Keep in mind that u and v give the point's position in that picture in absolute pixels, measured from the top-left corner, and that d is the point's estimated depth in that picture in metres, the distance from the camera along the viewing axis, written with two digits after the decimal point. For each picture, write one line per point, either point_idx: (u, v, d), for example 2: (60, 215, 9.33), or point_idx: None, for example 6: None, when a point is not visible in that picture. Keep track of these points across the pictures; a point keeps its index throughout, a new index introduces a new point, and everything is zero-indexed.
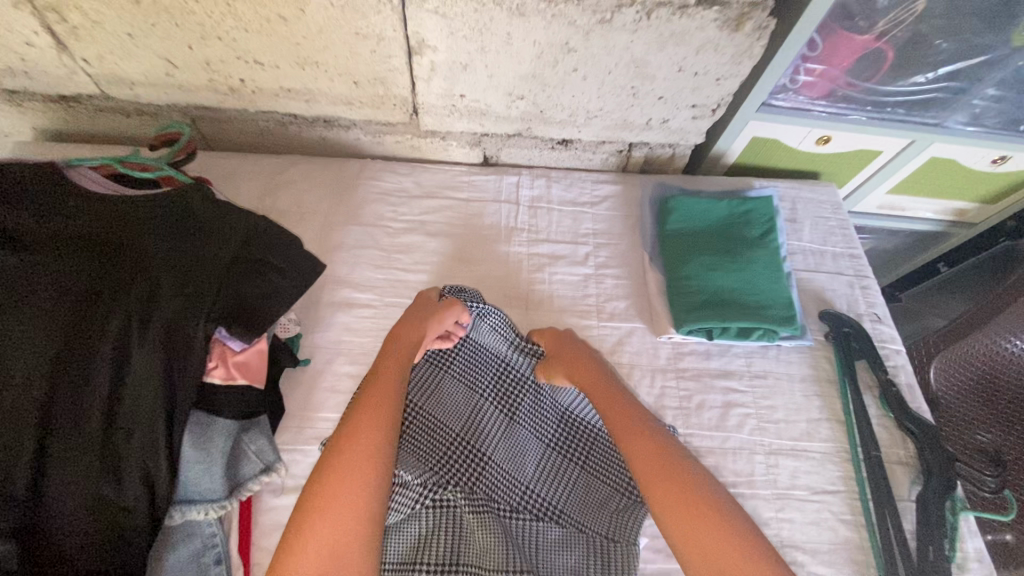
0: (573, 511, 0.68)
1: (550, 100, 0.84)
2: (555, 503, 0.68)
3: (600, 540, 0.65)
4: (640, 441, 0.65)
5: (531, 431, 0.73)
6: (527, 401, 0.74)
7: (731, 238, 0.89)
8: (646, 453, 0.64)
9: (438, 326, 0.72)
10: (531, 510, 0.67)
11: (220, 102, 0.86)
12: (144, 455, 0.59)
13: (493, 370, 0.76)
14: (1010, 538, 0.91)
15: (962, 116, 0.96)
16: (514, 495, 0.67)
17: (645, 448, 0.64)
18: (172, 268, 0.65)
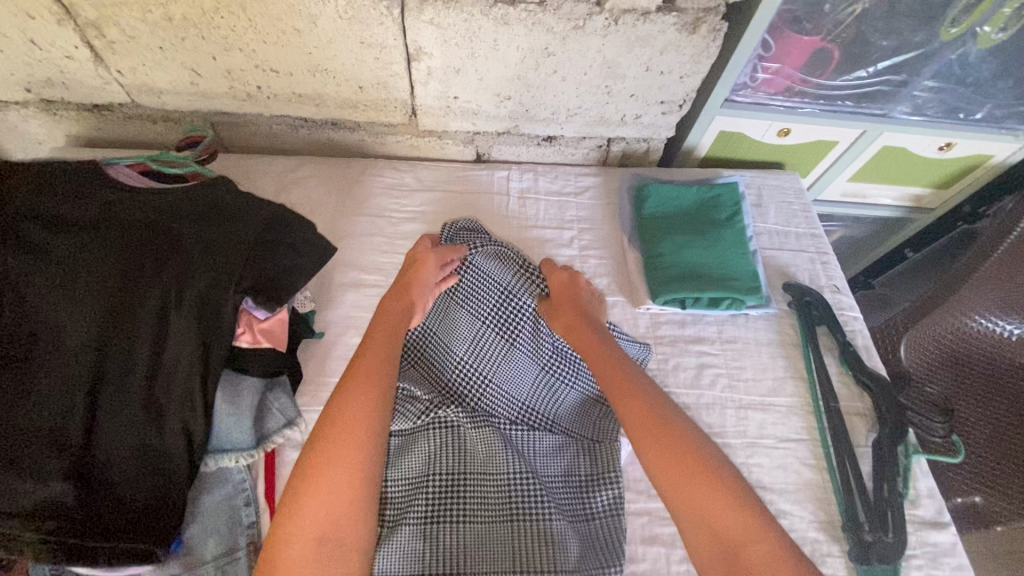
0: (562, 420, 0.82)
1: (534, 99, 0.95)
2: (546, 414, 0.82)
3: (585, 441, 0.79)
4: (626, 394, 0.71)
5: (525, 355, 0.83)
6: (524, 330, 0.84)
7: (701, 220, 0.98)
8: (631, 405, 0.69)
9: (432, 271, 0.83)
10: (526, 422, 0.80)
11: (239, 107, 0.96)
12: (182, 408, 0.67)
13: (493, 300, 0.86)
14: (978, 499, 0.96)
15: (906, 107, 1.07)
16: (512, 410, 0.80)
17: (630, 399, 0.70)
18: (203, 247, 0.74)
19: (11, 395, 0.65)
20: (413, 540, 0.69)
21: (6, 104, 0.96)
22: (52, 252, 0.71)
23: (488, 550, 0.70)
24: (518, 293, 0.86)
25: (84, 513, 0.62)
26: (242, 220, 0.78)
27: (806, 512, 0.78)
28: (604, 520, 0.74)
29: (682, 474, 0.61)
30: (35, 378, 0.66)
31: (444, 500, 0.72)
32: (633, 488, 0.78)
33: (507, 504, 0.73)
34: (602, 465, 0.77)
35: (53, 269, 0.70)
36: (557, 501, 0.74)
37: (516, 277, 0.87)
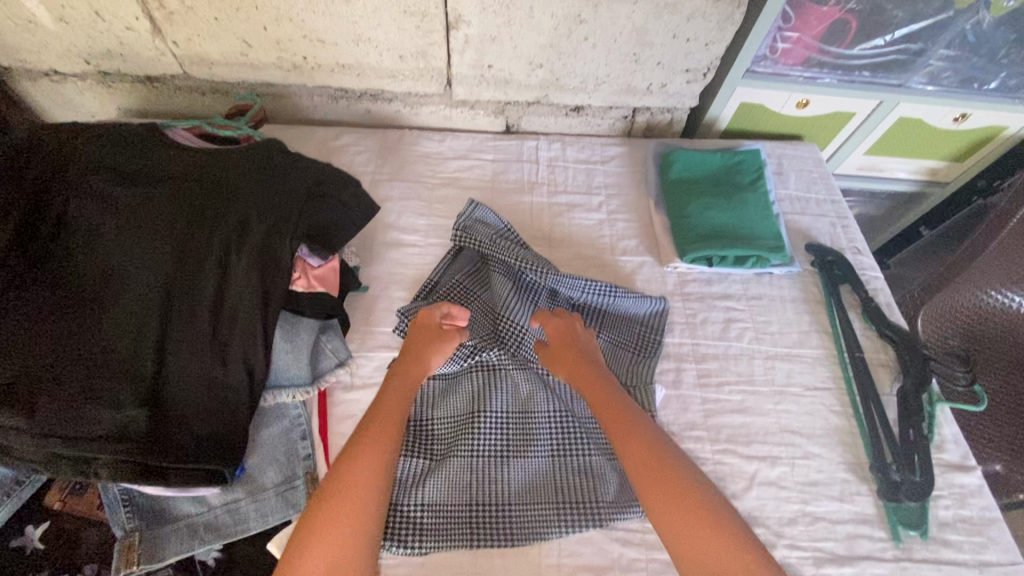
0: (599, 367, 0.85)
1: (565, 68, 0.99)
2: None
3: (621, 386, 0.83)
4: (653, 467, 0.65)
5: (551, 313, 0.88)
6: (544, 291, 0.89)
7: (724, 183, 1.02)
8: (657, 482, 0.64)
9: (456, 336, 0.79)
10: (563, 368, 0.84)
11: (284, 78, 1.02)
12: (245, 344, 0.72)
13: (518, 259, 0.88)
14: (1000, 468, 0.97)
15: (922, 76, 1.10)
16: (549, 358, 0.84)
17: (656, 475, 0.65)
18: (259, 200, 0.79)
19: (87, 330, 0.69)
20: (462, 475, 0.74)
21: (65, 77, 1.02)
22: (123, 204, 0.77)
23: (533, 486, 0.74)
24: (534, 260, 0.88)
25: (156, 437, 0.66)
26: (294, 175, 0.83)
27: (835, 455, 0.81)
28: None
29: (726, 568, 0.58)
30: (109, 317, 0.71)
31: (490, 438, 0.76)
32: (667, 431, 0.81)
33: (549, 442, 0.77)
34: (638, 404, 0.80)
35: (124, 219, 0.76)
36: (595, 439, 0.78)
37: (526, 251, 0.90)
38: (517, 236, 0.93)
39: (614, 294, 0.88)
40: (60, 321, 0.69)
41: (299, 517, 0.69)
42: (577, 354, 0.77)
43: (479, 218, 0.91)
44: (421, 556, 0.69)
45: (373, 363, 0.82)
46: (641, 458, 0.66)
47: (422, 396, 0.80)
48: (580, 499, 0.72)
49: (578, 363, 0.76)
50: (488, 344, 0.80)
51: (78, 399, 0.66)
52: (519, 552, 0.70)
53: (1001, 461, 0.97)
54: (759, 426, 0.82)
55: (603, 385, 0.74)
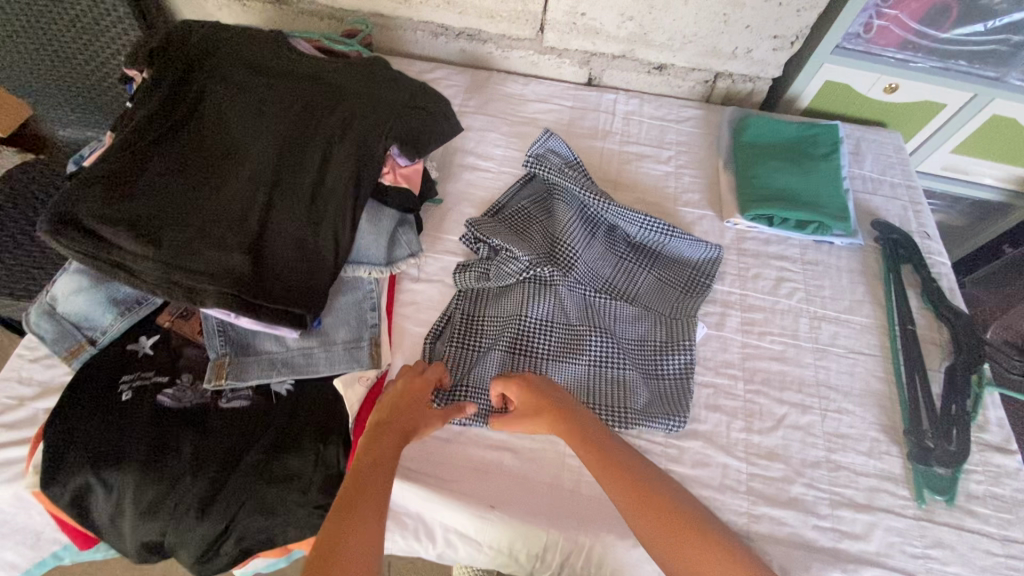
0: (644, 299, 0.90)
1: (654, 23, 1.04)
2: (629, 292, 0.90)
3: (664, 317, 0.87)
4: (655, 511, 0.63)
5: (605, 246, 0.93)
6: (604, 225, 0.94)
7: (797, 152, 1.04)
8: (663, 519, 0.63)
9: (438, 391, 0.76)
10: (610, 294, 0.88)
11: (394, 9, 1.13)
12: (336, 219, 0.81)
13: (581, 189, 0.93)
14: None
15: (1021, 72, 1.07)
16: (597, 284, 0.88)
17: (657, 518, 0.63)
18: (363, 103, 0.90)
19: (206, 187, 0.81)
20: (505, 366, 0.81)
21: None
22: (249, 91, 0.89)
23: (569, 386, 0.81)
24: (593, 192, 0.93)
25: (253, 280, 0.76)
26: (395, 87, 0.93)
27: (869, 415, 0.81)
28: (677, 379, 0.82)
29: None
30: (225, 179, 0.82)
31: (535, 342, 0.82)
32: (702, 364, 0.85)
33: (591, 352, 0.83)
34: (678, 333, 0.85)
35: (247, 104, 0.88)
36: (632, 358, 0.83)
37: (587, 182, 0.95)
38: (584, 169, 0.99)
39: (671, 233, 0.92)
40: (185, 180, 0.81)
41: (360, 371, 0.78)
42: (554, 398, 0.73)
43: (550, 146, 0.97)
44: (458, 426, 0.77)
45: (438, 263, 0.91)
46: (639, 505, 0.64)
47: (475, 295, 0.87)
48: (615, 401, 0.79)
49: (554, 412, 0.72)
50: (544, 258, 0.86)
51: (193, 238, 0.77)
52: (546, 440, 0.76)
53: None
54: (796, 376, 0.84)
55: (587, 428, 0.71)
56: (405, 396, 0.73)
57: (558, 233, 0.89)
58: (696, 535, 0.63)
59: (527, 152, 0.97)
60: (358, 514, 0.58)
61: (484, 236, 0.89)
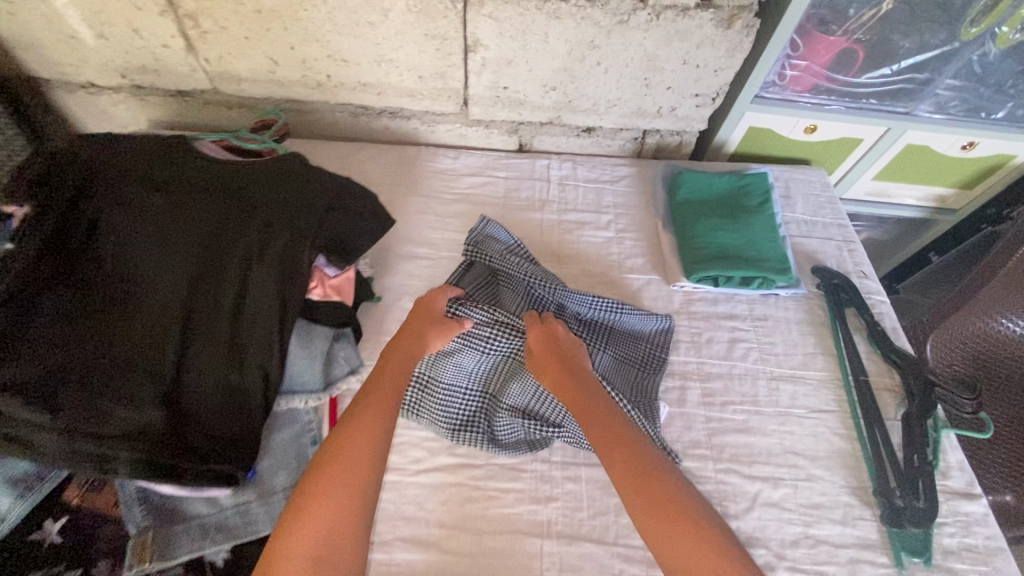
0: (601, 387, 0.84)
1: (578, 90, 1.02)
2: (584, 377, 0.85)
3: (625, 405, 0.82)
4: (621, 461, 0.68)
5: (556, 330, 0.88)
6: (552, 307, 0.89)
7: (731, 206, 1.04)
8: (630, 471, 0.67)
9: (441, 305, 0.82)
10: None
11: (308, 95, 1.06)
12: (261, 349, 0.74)
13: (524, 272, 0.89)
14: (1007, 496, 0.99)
15: (928, 105, 1.11)
16: None
17: (627, 471, 0.67)
18: (281, 209, 0.82)
19: (111, 333, 0.72)
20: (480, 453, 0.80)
21: (101, 90, 1.07)
22: (149, 211, 0.80)
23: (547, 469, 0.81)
24: (536, 274, 0.89)
25: (175, 437, 0.68)
26: (316, 187, 0.86)
27: (838, 478, 0.81)
28: None
29: (692, 556, 0.60)
30: (133, 319, 0.73)
31: (517, 403, 0.81)
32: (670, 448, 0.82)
33: (560, 448, 0.80)
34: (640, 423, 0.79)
35: (150, 227, 0.79)
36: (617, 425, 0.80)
37: (531, 264, 0.91)
38: (528, 252, 0.95)
39: (624, 312, 0.90)
40: (86, 325, 0.72)
41: None
42: (560, 357, 0.78)
43: (488, 233, 0.92)
44: (424, 564, 0.70)
45: None
46: (612, 452, 0.69)
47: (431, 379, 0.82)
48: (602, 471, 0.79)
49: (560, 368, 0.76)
50: (503, 332, 0.81)
51: (100, 398, 0.68)
52: (520, 565, 0.71)
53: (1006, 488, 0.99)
54: (763, 447, 0.83)
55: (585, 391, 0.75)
56: (417, 322, 0.80)
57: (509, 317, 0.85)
58: (660, 493, 0.65)
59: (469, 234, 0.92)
60: (356, 437, 0.67)
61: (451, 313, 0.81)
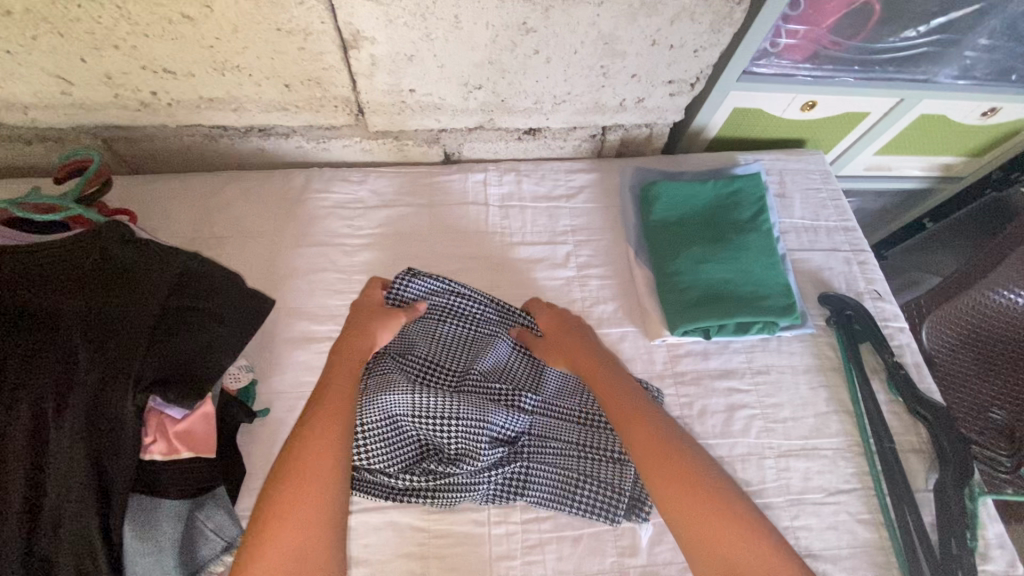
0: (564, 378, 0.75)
1: (512, 87, 0.75)
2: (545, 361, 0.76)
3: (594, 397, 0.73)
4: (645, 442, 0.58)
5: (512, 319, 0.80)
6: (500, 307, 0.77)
7: (718, 224, 0.82)
8: (646, 441, 0.58)
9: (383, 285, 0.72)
10: (529, 362, 0.75)
11: (135, 119, 0.76)
12: (79, 555, 0.51)
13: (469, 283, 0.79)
14: None
15: (953, 69, 0.89)
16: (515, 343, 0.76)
17: (645, 441, 0.58)
18: (89, 328, 0.56)
19: None
20: (446, 441, 0.65)
21: None
22: None
23: (528, 459, 0.68)
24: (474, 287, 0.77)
25: None
26: (143, 283, 0.60)
27: None
28: (614, 460, 0.68)
29: (720, 535, 0.51)
30: None
31: (482, 371, 0.71)
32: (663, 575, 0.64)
33: None
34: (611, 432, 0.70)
35: None
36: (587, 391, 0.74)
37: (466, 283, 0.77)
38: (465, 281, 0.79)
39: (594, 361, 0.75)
40: None
41: None
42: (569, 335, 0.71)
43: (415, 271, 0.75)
44: None
45: None
46: (632, 434, 0.59)
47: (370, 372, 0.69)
48: (587, 442, 0.70)
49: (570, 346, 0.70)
50: (458, 301, 0.75)
51: None
52: None
53: None
54: None
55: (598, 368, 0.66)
56: (366, 309, 0.68)
57: (464, 294, 0.75)
58: (679, 463, 0.56)
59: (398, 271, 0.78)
60: (317, 441, 0.53)
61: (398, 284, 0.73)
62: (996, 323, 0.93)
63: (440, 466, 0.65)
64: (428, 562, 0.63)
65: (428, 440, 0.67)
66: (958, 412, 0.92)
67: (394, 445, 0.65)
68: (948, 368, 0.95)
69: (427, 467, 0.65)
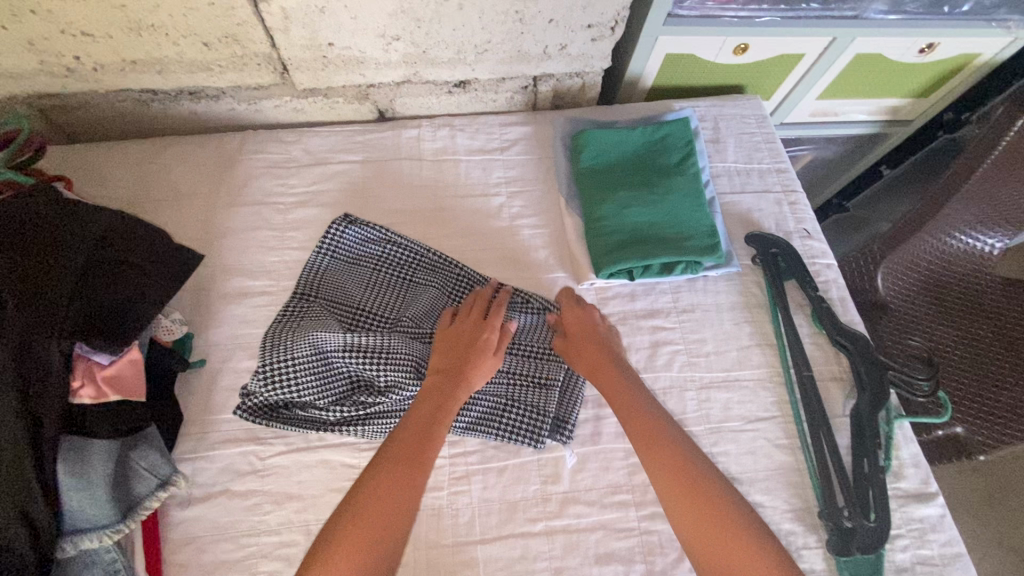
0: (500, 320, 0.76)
1: (430, 37, 0.76)
2: None
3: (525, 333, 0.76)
4: (669, 465, 0.59)
5: None
6: (432, 255, 0.78)
7: (645, 168, 0.83)
8: (668, 464, 0.59)
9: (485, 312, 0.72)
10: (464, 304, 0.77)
11: (63, 86, 0.77)
12: (13, 492, 0.53)
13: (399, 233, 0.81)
14: (961, 430, 0.90)
15: (882, 4, 0.89)
16: (450, 287, 0.77)
17: (670, 473, 0.59)
18: (13, 282, 0.57)
19: None
20: (378, 374, 0.68)
21: None
22: None
23: None
24: (404, 237, 0.79)
25: None
26: (69, 239, 0.62)
27: (779, 502, 0.70)
28: (537, 385, 0.72)
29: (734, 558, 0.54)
30: None
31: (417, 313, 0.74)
32: (583, 500, 0.68)
33: (450, 526, 0.66)
34: (539, 368, 0.73)
35: None
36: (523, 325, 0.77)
37: (396, 233, 0.79)
38: (394, 231, 0.80)
39: (523, 302, 0.77)
40: None
41: None
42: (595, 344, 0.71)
43: (344, 224, 0.77)
44: None
45: (217, 466, 0.66)
46: (653, 456, 0.60)
47: (300, 314, 0.71)
48: (514, 371, 0.74)
49: (598, 355, 0.70)
50: (391, 248, 0.78)
51: None
52: None
53: (960, 423, 0.90)
54: None
55: (625, 384, 0.67)
56: (463, 339, 0.69)
57: (395, 244, 0.78)
58: (699, 491, 0.57)
59: (330, 222, 0.80)
60: (385, 485, 0.55)
61: (333, 237, 0.76)
62: (942, 271, 0.97)
63: (370, 397, 0.68)
64: None
65: (361, 376, 0.70)
66: (888, 342, 0.96)
67: (324, 378, 0.68)
68: (898, 311, 0.97)
69: (358, 399, 0.68)
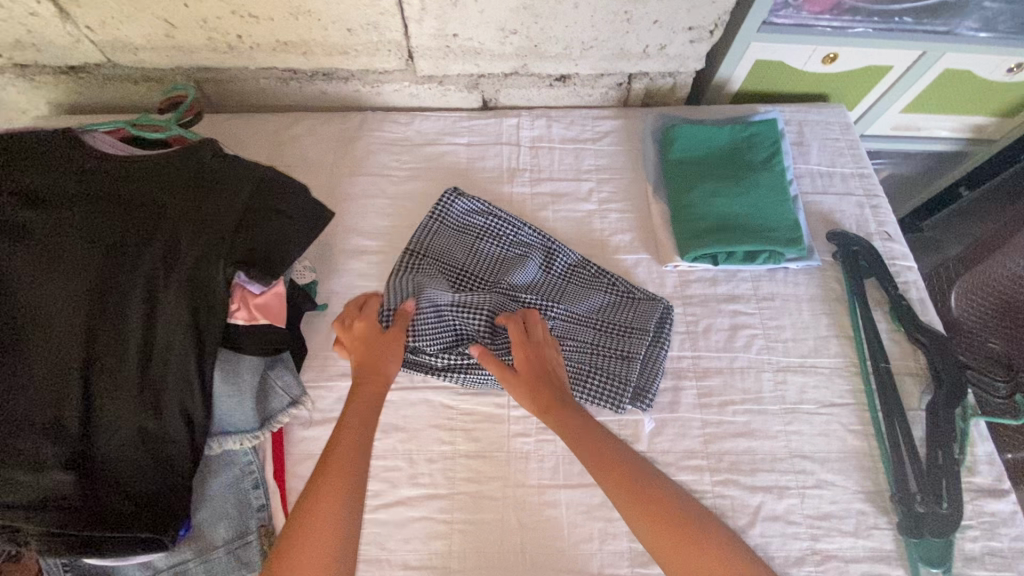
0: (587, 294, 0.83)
1: (545, 33, 0.84)
2: (567, 279, 0.84)
3: (609, 309, 0.82)
4: (630, 492, 0.63)
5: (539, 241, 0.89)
6: (528, 230, 0.85)
7: (732, 163, 0.88)
8: (631, 493, 0.62)
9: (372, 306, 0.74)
10: (554, 278, 0.84)
11: (223, 61, 0.89)
12: (180, 391, 0.64)
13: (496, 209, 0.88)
14: None
15: (974, 21, 0.92)
16: (542, 261, 0.84)
17: (637, 505, 0.62)
18: (187, 218, 0.68)
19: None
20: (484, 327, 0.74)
21: None
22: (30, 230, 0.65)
23: None
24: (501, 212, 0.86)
25: (88, 502, 0.60)
26: (230, 186, 0.72)
27: (850, 483, 0.72)
28: (622, 357, 0.78)
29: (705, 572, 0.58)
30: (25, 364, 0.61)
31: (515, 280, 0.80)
32: (659, 460, 0.73)
33: (536, 469, 0.72)
34: (622, 341, 0.79)
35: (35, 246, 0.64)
36: (608, 301, 0.83)
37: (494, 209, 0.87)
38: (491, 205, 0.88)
39: (611, 282, 0.83)
40: None
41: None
42: (542, 370, 0.71)
43: (455, 197, 0.85)
44: None
45: (334, 395, 0.75)
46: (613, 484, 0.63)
47: (413, 271, 0.79)
48: (598, 342, 0.79)
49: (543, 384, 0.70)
50: (491, 222, 0.85)
51: None
52: None
53: None
54: (766, 452, 0.74)
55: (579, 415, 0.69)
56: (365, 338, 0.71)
57: (495, 218, 0.85)
58: (668, 517, 0.61)
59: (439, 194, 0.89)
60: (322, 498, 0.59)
61: (444, 208, 0.85)
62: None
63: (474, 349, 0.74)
64: (456, 433, 0.74)
65: (466, 330, 0.76)
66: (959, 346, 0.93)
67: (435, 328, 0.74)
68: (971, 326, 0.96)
69: (463, 350, 0.74)
